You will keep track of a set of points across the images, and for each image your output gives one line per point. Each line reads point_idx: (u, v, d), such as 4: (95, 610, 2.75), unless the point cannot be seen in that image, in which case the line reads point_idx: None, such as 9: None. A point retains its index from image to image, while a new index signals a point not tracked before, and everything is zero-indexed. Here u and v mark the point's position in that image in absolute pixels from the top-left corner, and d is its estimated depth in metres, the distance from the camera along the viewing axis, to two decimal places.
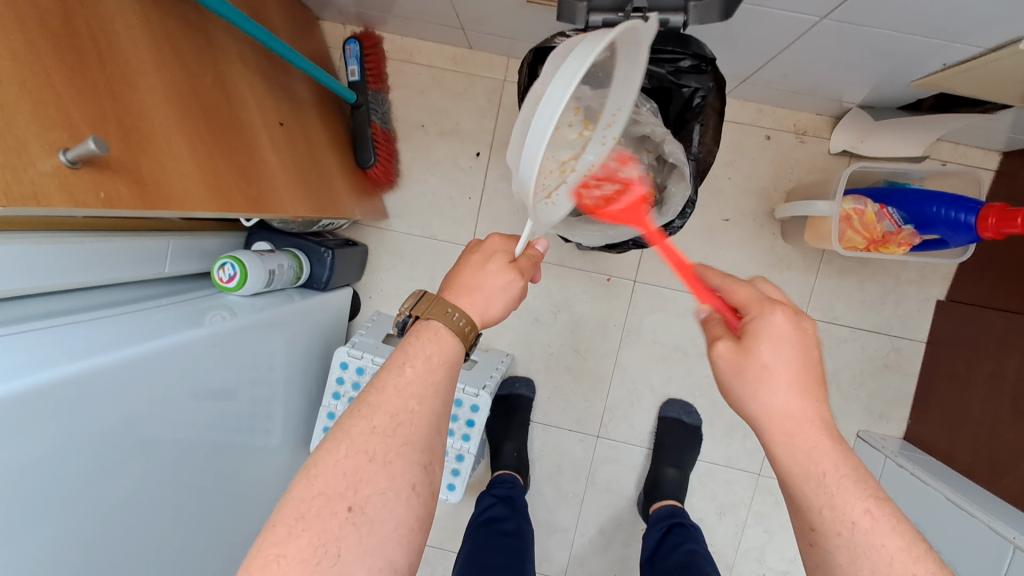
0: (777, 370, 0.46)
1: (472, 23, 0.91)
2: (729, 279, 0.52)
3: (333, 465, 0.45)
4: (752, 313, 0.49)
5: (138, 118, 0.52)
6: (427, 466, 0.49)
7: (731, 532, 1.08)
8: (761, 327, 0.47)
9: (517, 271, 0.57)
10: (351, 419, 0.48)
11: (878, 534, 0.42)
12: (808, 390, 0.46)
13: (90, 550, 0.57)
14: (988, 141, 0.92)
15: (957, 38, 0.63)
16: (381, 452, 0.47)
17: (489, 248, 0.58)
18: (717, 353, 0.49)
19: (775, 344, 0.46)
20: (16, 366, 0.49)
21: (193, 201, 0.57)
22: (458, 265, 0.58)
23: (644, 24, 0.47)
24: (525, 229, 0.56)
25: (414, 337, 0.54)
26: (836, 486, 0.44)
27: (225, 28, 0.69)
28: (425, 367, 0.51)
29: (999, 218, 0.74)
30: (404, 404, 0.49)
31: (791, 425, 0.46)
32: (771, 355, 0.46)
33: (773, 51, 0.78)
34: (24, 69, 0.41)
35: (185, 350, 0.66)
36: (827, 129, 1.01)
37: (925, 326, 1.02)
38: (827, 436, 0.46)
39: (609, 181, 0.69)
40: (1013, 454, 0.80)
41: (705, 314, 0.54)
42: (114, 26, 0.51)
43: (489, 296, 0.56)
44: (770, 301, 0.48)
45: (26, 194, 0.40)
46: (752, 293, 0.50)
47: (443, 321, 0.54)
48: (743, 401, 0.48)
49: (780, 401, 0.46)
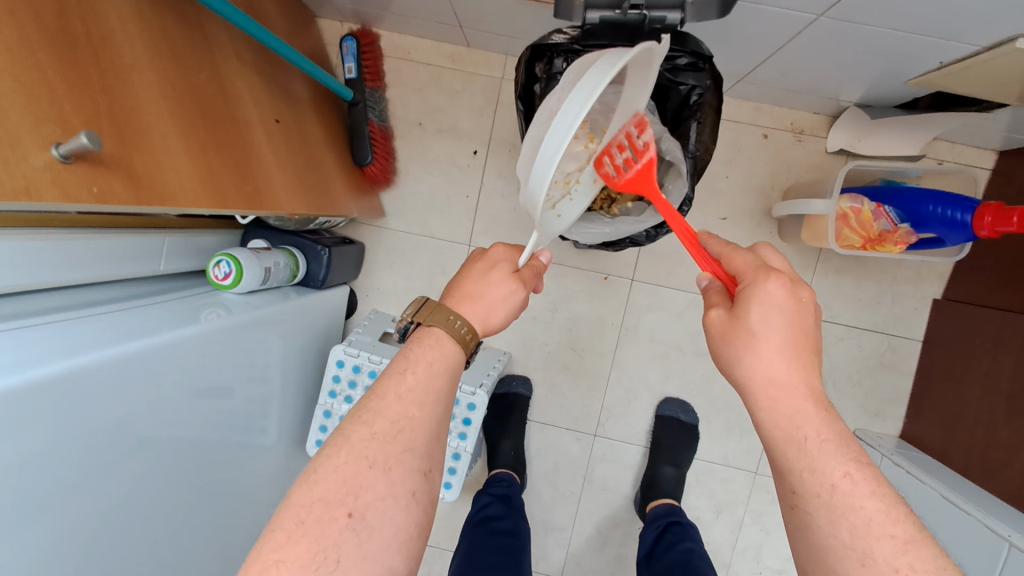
0: (765, 338, 0.46)
1: (470, 21, 0.90)
2: (732, 247, 0.51)
3: (334, 470, 0.45)
4: (746, 281, 0.48)
5: (133, 115, 0.52)
6: (426, 472, 0.49)
7: (728, 530, 1.08)
8: (753, 295, 0.46)
9: (520, 282, 0.57)
10: (352, 424, 0.48)
11: (857, 496, 0.42)
12: (796, 353, 0.46)
13: (84, 548, 0.56)
14: (985, 141, 0.92)
15: (955, 37, 0.63)
16: (382, 457, 0.47)
17: (492, 257, 0.58)
18: (710, 321, 0.49)
19: (765, 311, 0.46)
20: (9, 363, 0.49)
21: (187, 197, 0.57)
22: (461, 273, 0.58)
23: (656, 45, 0.48)
24: (530, 240, 0.56)
25: (415, 343, 0.54)
26: (816, 449, 0.44)
27: (222, 24, 0.69)
28: (426, 373, 0.51)
29: (995, 217, 0.74)
30: (405, 411, 0.49)
31: (774, 391, 0.46)
32: (760, 321, 0.46)
33: (770, 50, 0.78)
34: (18, 63, 0.41)
35: (180, 348, 0.66)
36: (823, 128, 1.02)
37: (921, 325, 1.02)
38: (812, 402, 0.45)
39: (620, 149, 0.60)
40: (1008, 453, 0.80)
41: (705, 284, 0.53)
42: (109, 21, 0.51)
43: (490, 304, 0.56)
44: (765, 269, 0.47)
45: (18, 188, 0.40)
46: (751, 260, 0.49)
47: (445, 327, 0.53)
48: (730, 367, 0.48)
49: (764, 366, 0.46)
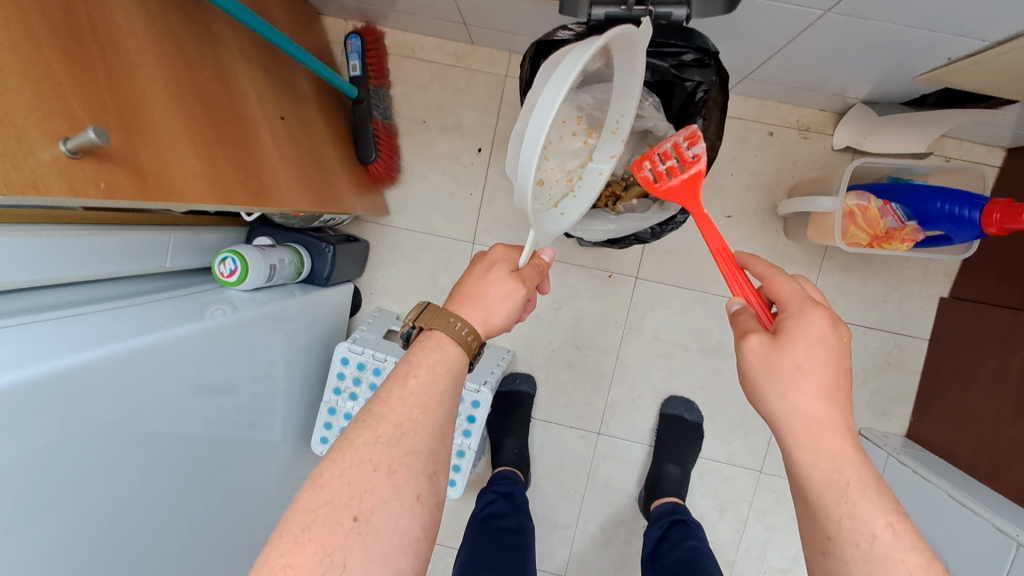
0: (810, 373, 0.46)
1: (474, 18, 0.90)
2: (774, 271, 0.51)
3: (338, 475, 0.45)
4: (792, 311, 0.48)
5: (137, 109, 0.52)
6: (430, 475, 0.49)
7: (732, 529, 1.07)
8: (801, 328, 0.47)
9: (519, 281, 0.56)
10: (356, 428, 0.48)
11: (898, 548, 0.43)
12: (836, 394, 0.46)
13: (88, 544, 0.57)
14: (993, 138, 0.92)
15: (964, 32, 0.62)
16: (386, 461, 0.47)
17: (492, 258, 0.58)
18: (750, 348, 0.48)
19: (811, 347, 0.46)
20: (16, 357, 0.49)
21: (193, 193, 0.57)
22: (463, 276, 0.58)
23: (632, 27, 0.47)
24: (529, 238, 0.55)
25: (418, 346, 0.54)
26: (858, 496, 0.44)
27: (227, 21, 0.69)
28: (428, 376, 0.51)
29: (1004, 214, 0.73)
30: (408, 414, 0.49)
31: (817, 430, 0.46)
32: (806, 356, 0.46)
33: (776, 47, 0.77)
34: (24, 58, 0.41)
35: (186, 345, 0.66)
36: (829, 125, 1.01)
37: (927, 324, 1.01)
38: (851, 446, 0.45)
39: (667, 158, 0.64)
40: (1016, 452, 0.80)
41: (736, 308, 0.53)
42: (115, 17, 0.51)
43: (491, 305, 0.55)
44: (812, 302, 0.48)
45: (25, 182, 0.40)
46: (796, 290, 0.50)
47: (446, 330, 0.53)
48: (770, 404, 0.47)
49: (810, 406, 0.46)
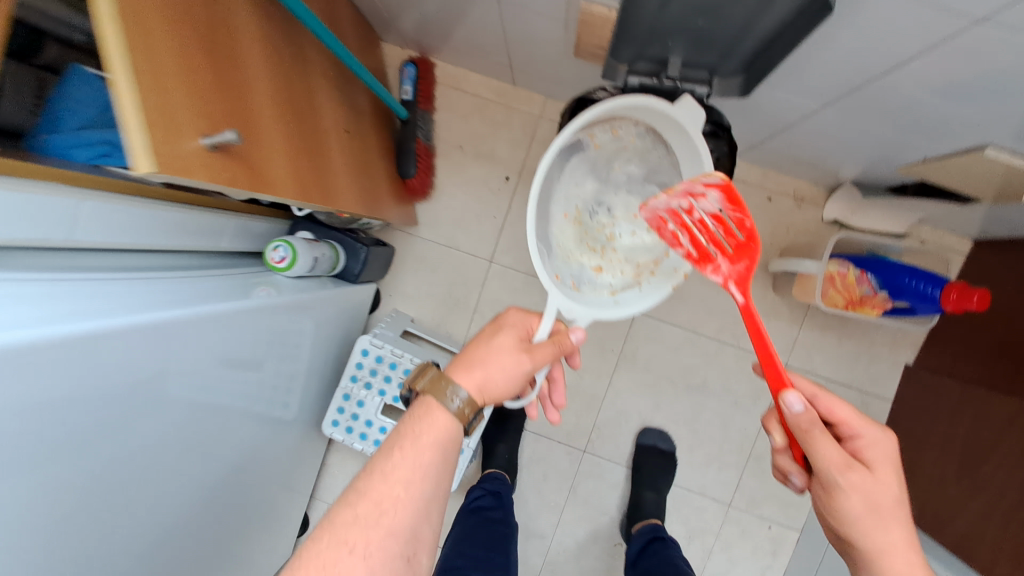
0: (897, 497, 0.52)
1: (521, 64, 1.02)
2: (829, 397, 0.56)
3: (313, 559, 0.48)
4: (866, 436, 0.54)
5: (251, 114, 0.62)
6: (406, 558, 0.52)
7: (698, 556, 1.15)
8: (878, 453, 0.53)
9: (524, 354, 0.60)
10: (337, 509, 0.52)
11: None
12: (903, 508, 0.53)
13: (128, 482, 0.63)
14: (963, 229, 1.03)
15: (937, 135, 0.74)
16: (360, 544, 0.50)
17: (500, 323, 0.64)
18: (853, 483, 0.51)
19: (888, 468, 0.53)
20: (106, 309, 0.57)
21: (283, 188, 0.66)
22: (472, 342, 0.63)
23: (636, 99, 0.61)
24: (550, 310, 0.60)
25: (409, 418, 0.59)
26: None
27: (314, 44, 0.80)
28: (412, 451, 0.56)
29: (960, 295, 0.84)
30: (389, 491, 0.53)
31: (897, 554, 0.51)
32: (888, 480, 0.53)
33: (781, 125, 0.90)
34: (186, 68, 0.51)
35: (235, 317, 0.74)
36: (822, 199, 1.13)
37: (893, 387, 1.12)
38: (913, 539, 0.52)
39: (719, 219, 0.57)
40: (958, 506, 0.89)
41: (801, 405, 0.51)
42: (240, 37, 0.61)
43: (490, 372, 0.59)
44: (874, 421, 0.55)
45: (178, 167, 0.49)
46: (855, 412, 0.55)
47: (437, 401, 0.58)
48: (865, 536, 0.52)
49: (895, 535, 0.52)
